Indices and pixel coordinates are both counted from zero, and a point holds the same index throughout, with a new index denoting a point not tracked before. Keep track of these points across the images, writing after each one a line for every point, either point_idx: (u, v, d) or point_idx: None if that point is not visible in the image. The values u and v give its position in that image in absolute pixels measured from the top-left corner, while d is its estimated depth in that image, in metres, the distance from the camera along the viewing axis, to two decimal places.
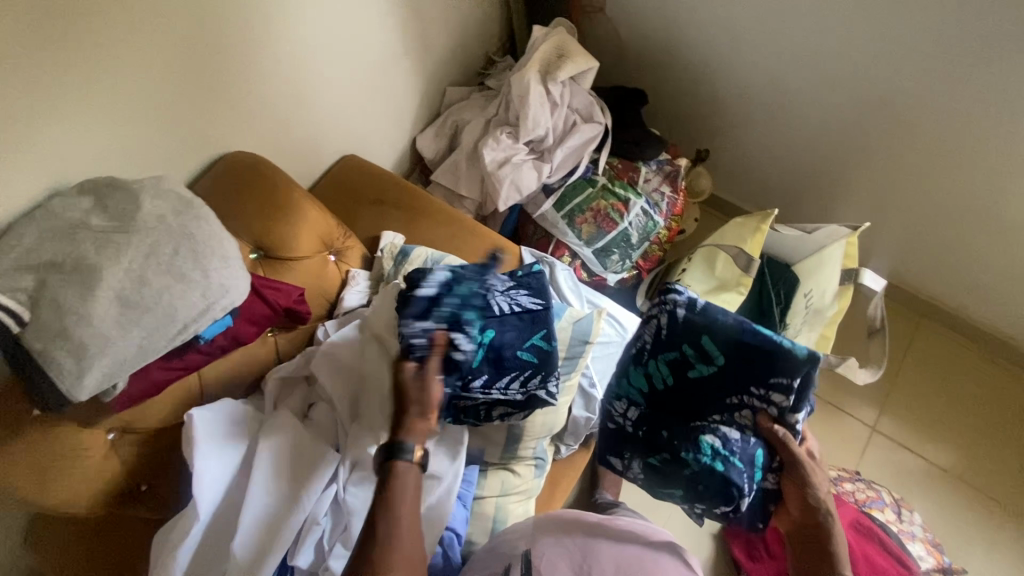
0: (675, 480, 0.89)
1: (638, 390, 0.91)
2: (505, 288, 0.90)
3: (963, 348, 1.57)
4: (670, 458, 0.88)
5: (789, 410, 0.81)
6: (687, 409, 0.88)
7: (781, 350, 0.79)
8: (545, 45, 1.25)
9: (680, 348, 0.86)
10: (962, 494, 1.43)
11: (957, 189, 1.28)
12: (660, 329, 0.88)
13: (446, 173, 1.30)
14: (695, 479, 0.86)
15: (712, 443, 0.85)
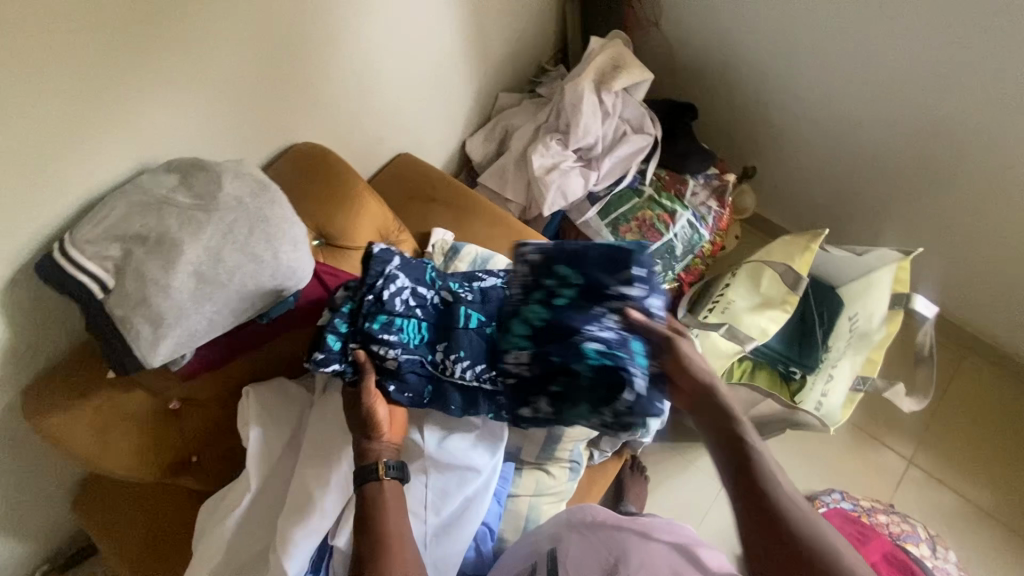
0: (575, 399, 0.79)
1: (517, 332, 0.81)
2: None
3: (1010, 386, 1.52)
4: (566, 379, 0.79)
5: (643, 298, 0.79)
6: (562, 331, 0.78)
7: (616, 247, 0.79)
8: (601, 55, 1.27)
9: (539, 281, 0.80)
10: (1003, 538, 1.38)
11: (1015, 221, 1.24)
12: (524, 269, 0.82)
13: (494, 176, 1.33)
14: (593, 386, 0.77)
15: (595, 346, 0.76)
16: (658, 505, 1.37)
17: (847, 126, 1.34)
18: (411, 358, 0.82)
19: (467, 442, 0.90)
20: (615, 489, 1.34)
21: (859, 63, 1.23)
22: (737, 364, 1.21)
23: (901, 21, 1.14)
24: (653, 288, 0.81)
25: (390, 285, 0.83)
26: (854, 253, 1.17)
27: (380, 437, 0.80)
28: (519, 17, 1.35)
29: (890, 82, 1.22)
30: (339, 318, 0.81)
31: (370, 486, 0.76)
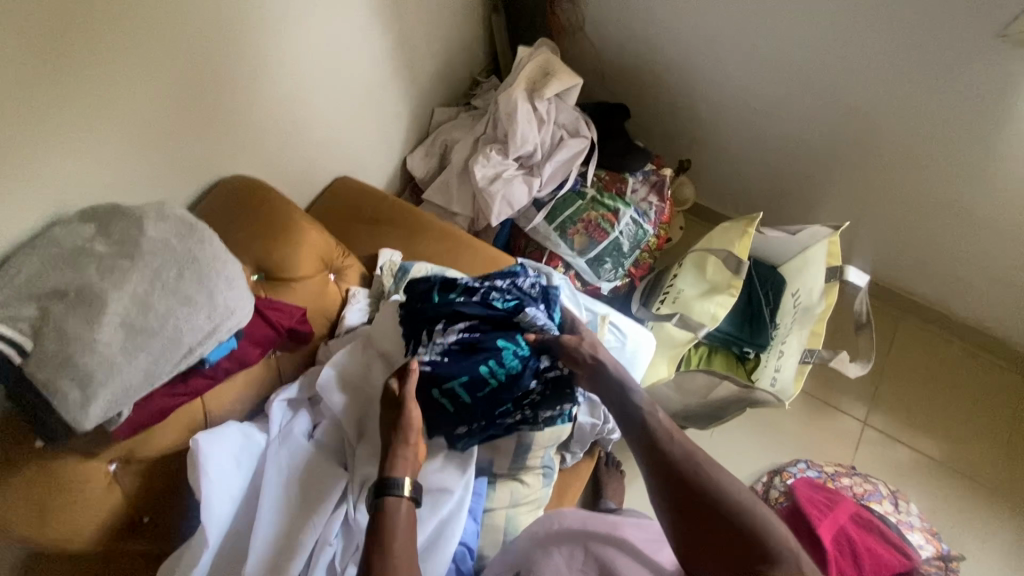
0: (498, 402, 0.88)
1: (504, 350, 0.88)
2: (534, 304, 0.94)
3: (946, 341, 1.62)
4: (487, 387, 0.87)
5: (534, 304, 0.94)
6: (476, 349, 0.88)
7: (513, 271, 0.99)
8: (530, 64, 1.29)
9: (504, 308, 0.92)
10: (958, 484, 1.47)
11: (930, 187, 1.34)
12: (493, 294, 0.93)
13: (438, 192, 1.34)
14: (502, 387, 0.87)
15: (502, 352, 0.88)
16: (637, 498, 1.38)
17: (769, 114, 1.41)
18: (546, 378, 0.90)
19: (438, 465, 0.90)
20: (593, 487, 1.35)
21: (772, 54, 1.30)
22: (694, 350, 1.24)
23: (804, 12, 1.21)
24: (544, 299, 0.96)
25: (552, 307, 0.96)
26: (789, 232, 1.23)
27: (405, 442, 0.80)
28: (446, 31, 1.35)
29: (803, 69, 1.30)
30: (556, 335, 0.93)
31: (391, 501, 0.74)
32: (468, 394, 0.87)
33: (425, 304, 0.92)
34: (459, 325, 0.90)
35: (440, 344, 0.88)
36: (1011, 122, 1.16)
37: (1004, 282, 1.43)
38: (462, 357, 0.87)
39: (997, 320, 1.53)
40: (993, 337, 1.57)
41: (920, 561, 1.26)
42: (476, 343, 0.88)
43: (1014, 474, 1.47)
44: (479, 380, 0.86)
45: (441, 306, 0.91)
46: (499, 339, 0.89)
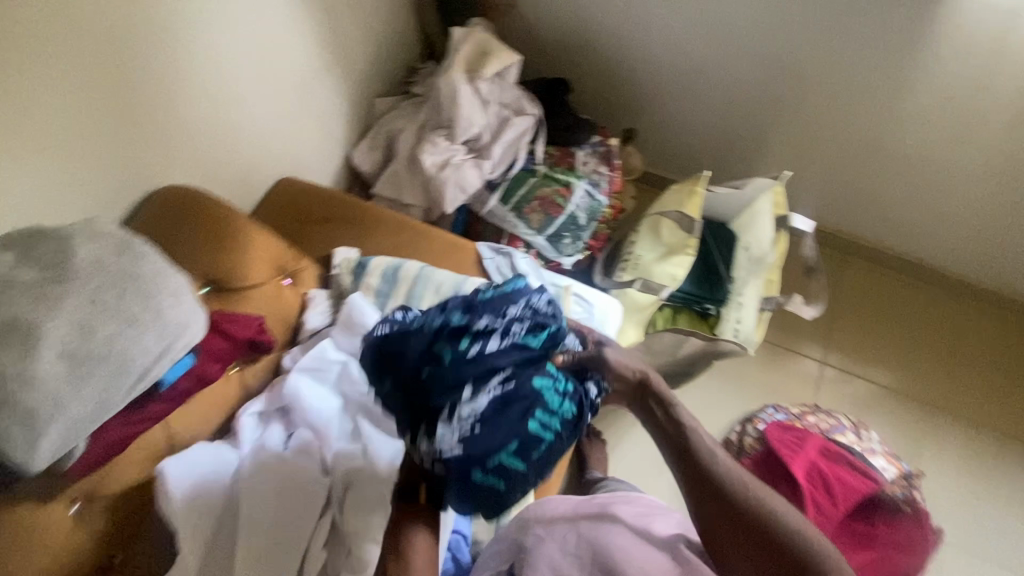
0: (555, 454, 0.75)
1: (549, 393, 0.75)
2: (550, 325, 0.81)
3: (888, 277, 1.73)
4: (541, 445, 0.73)
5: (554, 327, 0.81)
6: (518, 405, 0.73)
7: (517, 287, 0.83)
8: (466, 45, 1.25)
9: (533, 343, 0.77)
10: (905, 402, 1.60)
11: (858, 131, 1.42)
12: (514, 329, 0.77)
13: (388, 184, 1.32)
14: (558, 437, 0.74)
15: (547, 399, 0.75)
16: (621, 464, 1.42)
17: (704, 76, 1.45)
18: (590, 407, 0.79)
19: None
20: (577, 460, 1.37)
21: (701, 15, 1.34)
22: (659, 314, 1.25)
23: None
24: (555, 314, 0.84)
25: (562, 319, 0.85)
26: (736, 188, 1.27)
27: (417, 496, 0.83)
28: (376, 18, 1.31)
29: (731, 29, 1.34)
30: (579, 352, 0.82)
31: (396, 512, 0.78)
32: (524, 462, 0.72)
33: (438, 368, 0.73)
34: (491, 382, 0.74)
35: (471, 412, 0.72)
36: (919, 57, 1.25)
37: (926, 212, 1.55)
38: (501, 419, 0.72)
39: (923, 249, 1.66)
40: (926, 266, 1.69)
41: (883, 482, 1.38)
42: (515, 398, 0.74)
43: (952, 386, 1.61)
44: (531, 439, 0.73)
45: (463, 365, 0.74)
46: (537, 379, 0.75)
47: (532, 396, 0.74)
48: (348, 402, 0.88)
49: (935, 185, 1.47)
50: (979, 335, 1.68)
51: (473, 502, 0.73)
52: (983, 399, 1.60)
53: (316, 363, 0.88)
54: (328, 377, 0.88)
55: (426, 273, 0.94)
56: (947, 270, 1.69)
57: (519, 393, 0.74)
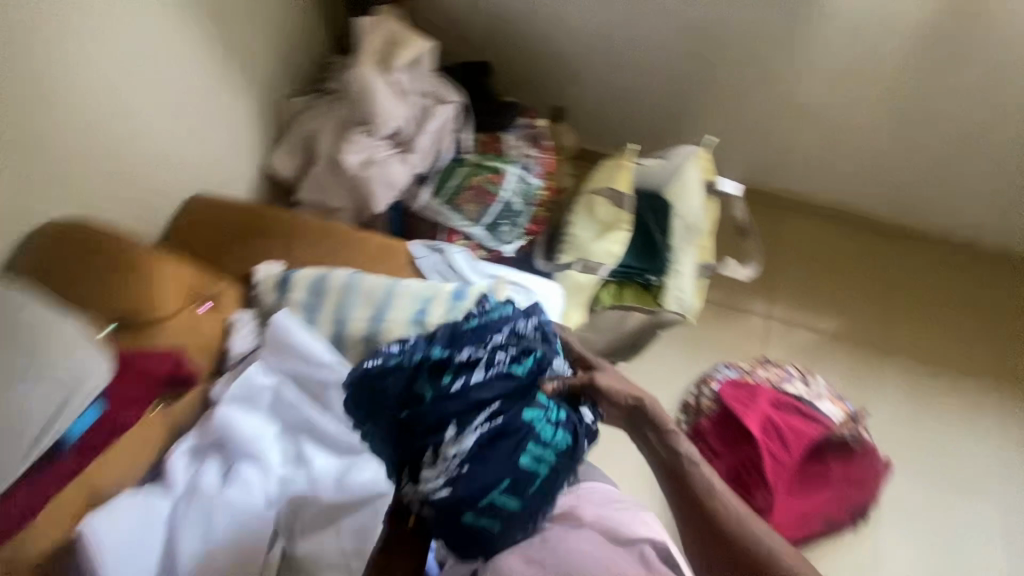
0: (549, 482, 0.78)
1: (539, 424, 0.78)
2: (541, 350, 0.83)
3: (819, 228, 1.83)
4: (530, 478, 0.76)
5: (543, 357, 0.83)
6: (506, 439, 0.77)
7: (503, 312, 0.85)
8: (374, 34, 1.20)
9: (519, 373, 0.80)
10: (834, 342, 1.73)
11: (774, 87, 1.48)
12: (499, 359, 0.80)
13: (313, 188, 1.26)
14: (552, 467, 0.78)
15: (537, 431, 0.78)
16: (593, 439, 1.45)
17: (623, 47, 1.46)
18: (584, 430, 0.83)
19: (371, 468, 0.81)
20: None
21: None
22: (605, 290, 1.24)
23: None
24: (546, 340, 0.86)
25: (553, 342, 0.87)
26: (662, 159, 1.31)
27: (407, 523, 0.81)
28: (278, 13, 1.24)
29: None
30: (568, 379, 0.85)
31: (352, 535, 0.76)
32: (515, 498, 0.75)
33: (419, 408, 0.77)
34: (477, 419, 0.77)
35: (456, 452, 0.76)
36: (813, 5, 1.32)
37: (839, 160, 1.65)
38: (490, 455, 0.76)
39: (839, 197, 1.76)
40: (849, 213, 1.81)
41: (831, 425, 1.44)
42: (502, 433, 0.77)
43: (870, 321, 1.76)
44: (521, 475, 0.76)
45: (446, 402, 0.76)
46: (525, 411, 0.78)
47: (522, 430, 0.77)
48: (288, 426, 0.83)
49: (844, 134, 1.57)
50: (891, 273, 1.83)
51: (465, 543, 0.75)
52: (896, 328, 1.77)
53: (246, 390, 0.83)
54: (262, 402, 0.83)
55: (354, 280, 0.89)
56: (861, 215, 1.81)
57: (507, 426, 0.77)
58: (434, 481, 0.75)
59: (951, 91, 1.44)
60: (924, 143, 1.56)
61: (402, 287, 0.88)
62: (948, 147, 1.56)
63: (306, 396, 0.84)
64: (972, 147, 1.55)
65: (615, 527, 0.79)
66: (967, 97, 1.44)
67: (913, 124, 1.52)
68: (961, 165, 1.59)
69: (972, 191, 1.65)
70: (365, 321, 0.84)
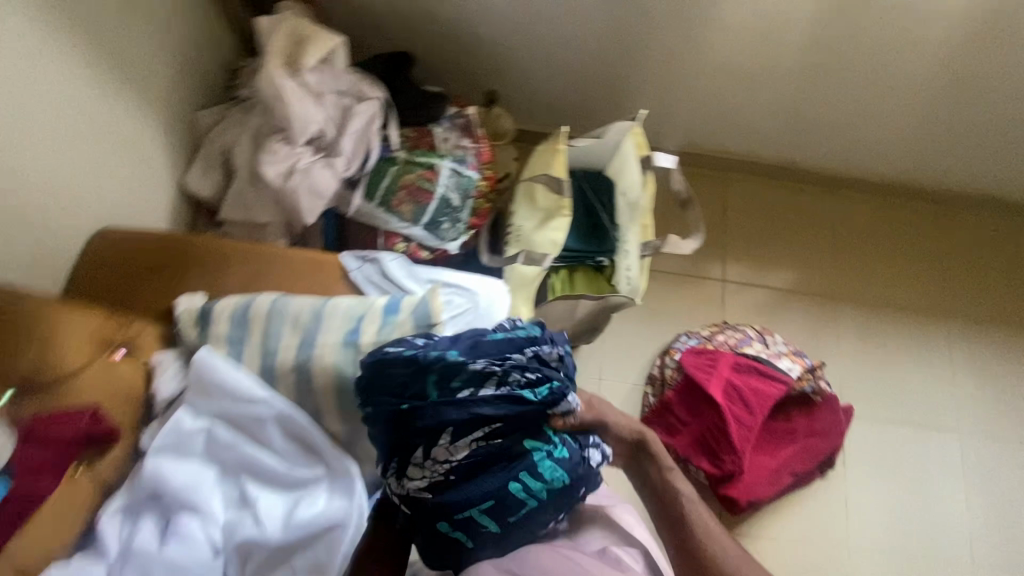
0: (530, 510, 0.79)
1: (535, 453, 0.79)
2: (561, 389, 0.80)
3: (767, 187, 1.86)
4: (514, 503, 0.78)
5: (560, 395, 0.80)
6: (499, 463, 0.78)
7: (530, 335, 0.82)
8: (275, 35, 1.10)
9: (530, 398, 0.78)
10: (786, 299, 1.77)
11: (708, 51, 1.48)
12: (513, 378, 0.78)
13: (235, 206, 1.18)
14: (538, 501, 0.79)
15: (533, 468, 0.78)
16: None
17: (552, 25, 1.41)
18: (586, 473, 0.83)
19: (321, 499, 0.77)
20: None
21: None
22: (556, 279, 1.24)
23: None
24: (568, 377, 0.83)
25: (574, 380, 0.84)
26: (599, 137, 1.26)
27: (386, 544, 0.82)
28: (176, 19, 1.13)
29: None
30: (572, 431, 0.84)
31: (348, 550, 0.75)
32: (494, 520, 0.78)
33: (420, 407, 0.75)
34: (474, 434, 0.76)
35: (448, 460, 0.76)
36: None
37: (775, 119, 1.66)
38: (482, 472, 0.78)
39: (781, 154, 1.78)
40: (794, 170, 1.83)
41: (791, 382, 1.47)
42: (498, 454, 0.78)
43: (817, 274, 1.81)
44: (506, 499, 0.77)
45: (448, 410, 0.75)
46: (525, 442, 0.79)
47: (516, 460, 0.78)
48: (227, 468, 0.78)
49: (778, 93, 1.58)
50: (836, 224, 1.87)
51: (435, 550, 0.79)
52: (843, 278, 1.82)
53: (176, 438, 0.77)
54: (195, 448, 0.77)
55: (279, 307, 0.84)
56: (805, 169, 1.82)
57: (504, 448, 0.78)
58: (418, 482, 0.77)
59: (880, 41, 1.45)
60: (854, 95, 1.59)
61: (330, 309, 0.83)
62: (878, 97, 1.59)
63: (242, 435, 0.78)
64: (901, 95, 1.58)
65: (620, 525, 0.88)
66: (891, 46, 1.46)
67: (842, 77, 1.54)
68: (894, 112, 1.63)
69: (906, 137, 1.70)
70: (293, 352, 0.79)
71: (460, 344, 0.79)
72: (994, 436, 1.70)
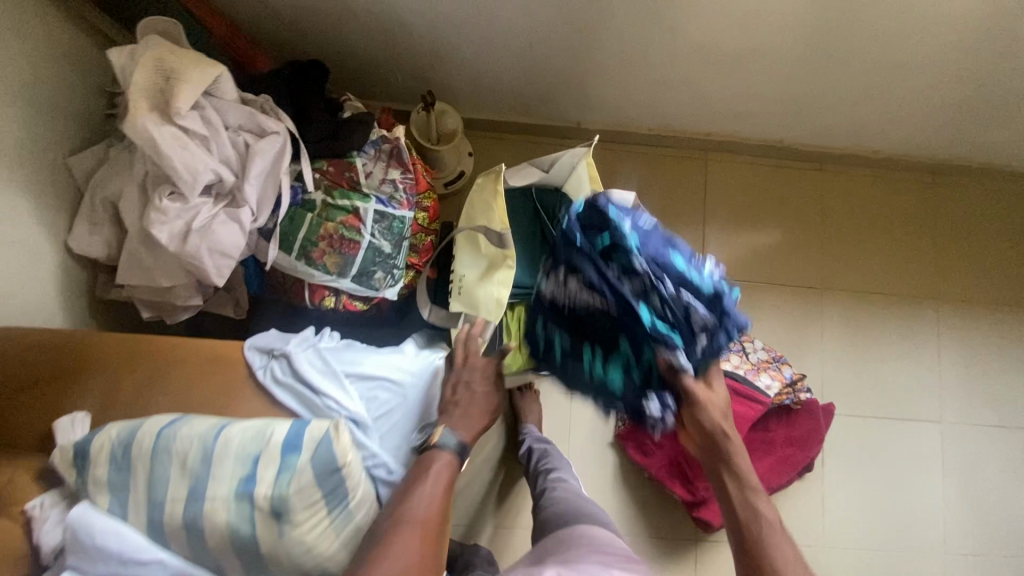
0: (583, 373, 0.88)
1: (623, 354, 0.84)
2: (670, 342, 0.78)
3: (749, 164, 1.71)
4: (578, 356, 0.89)
5: (666, 345, 0.78)
6: (597, 327, 0.86)
7: (704, 289, 0.80)
8: (137, 71, 0.88)
9: (646, 322, 0.79)
10: (765, 289, 1.68)
11: (683, 36, 1.25)
12: (657, 300, 0.79)
13: (131, 269, 1.02)
14: (594, 375, 0.87)
15: (606, 351, 0.86)
16: (552, 422, 1.52)
17: (495, 13, 1.18)
18: (632, 404, 0.84)
19: None
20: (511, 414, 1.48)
21: None
22: (510, 316, 1.08)
23: None
24: (692, 347, 0.79)
25: (698, 354, 0.79)
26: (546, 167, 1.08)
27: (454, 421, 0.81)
28: (19, 52, 0.91)
29: None
30: (658, 380, 0.81)
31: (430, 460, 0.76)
32: (563, 355, 0.90)
33: (583, 247, 0.86)
34: (595, 295, 0.84)
35: (568, 291, 0.88)
36: None
37: (759, 99, 1.47)
38: (585, 319, 0.87)
39: (766, 131, 1.61)
40: (781, 145, 1.68)
41: (770, 401, 1.38)
42: (604, 321, 0.85)
43: (800, 260, 1.69)
44: (580, 348, 0.88)
45: (590, 264, 0.84)
46: (623, 336, 0.83)
47: (608, 338, 0.85)
48: None
49: (761, 74, 1.37)
50: (823, 202, 1.72)
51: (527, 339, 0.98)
52: (829, 263, 1.70)
53: None
54: None
55: (163, 445, 0.71)
56: (792, 145, 1.67)
57: (612, 322, 0.84)
58: (548, 290, 0.92)
59: (895, 25, 1.21)
60: (851, 74, 1.36)
61: (221, 449, 0.70)
62: (883, 77, 1.36)
63: None
64: (907, 73, 1.35)
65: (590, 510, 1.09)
66: (900, 25, 1.21)
67: (837, 58, 1.31)
68: (900, 92, 1.42)
69: (912, 113, 1.50)
70: (182, 507, 0.68)
71: (655, 246, 0.83)
72: (976, 424, 1.66)
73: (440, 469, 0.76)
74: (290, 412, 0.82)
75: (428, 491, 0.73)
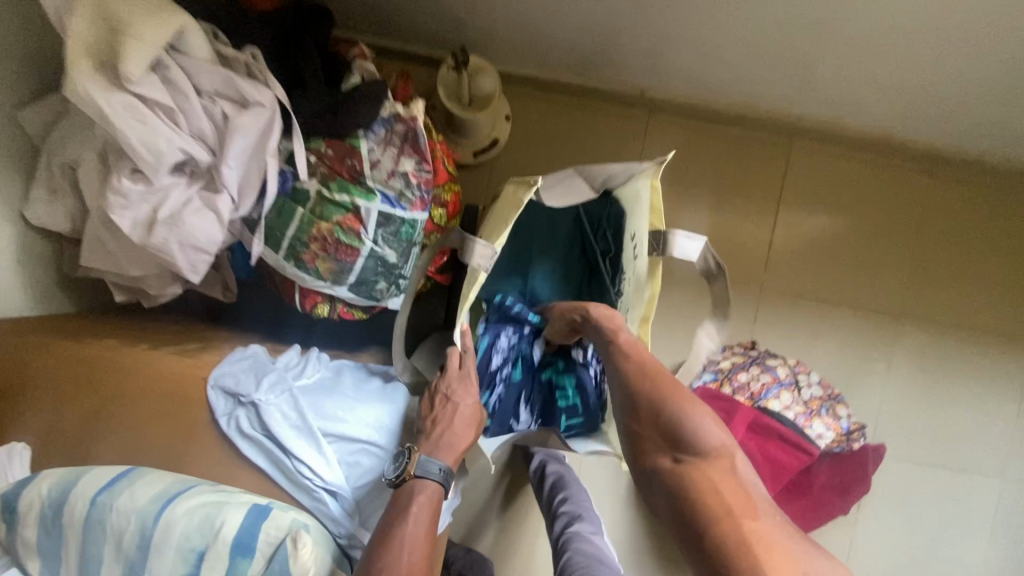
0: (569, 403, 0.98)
1: (558, 381, 0.99)
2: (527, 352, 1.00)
3: (842, 159, 1.42)
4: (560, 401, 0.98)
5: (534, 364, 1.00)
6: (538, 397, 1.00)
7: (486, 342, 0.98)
8: (76, 21, 0.67)
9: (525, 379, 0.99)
10: (833, 308, 1.44)
11: (798, 9, 0.96)
12: (509, 373, 0.98)
13: (96, 252, 0.87)
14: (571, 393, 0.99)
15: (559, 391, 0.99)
16: None
17: None
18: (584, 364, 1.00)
19: None
20: None
21: None
22: None
23: None
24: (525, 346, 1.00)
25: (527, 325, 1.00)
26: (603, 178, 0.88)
27: (430, 434, 0.75)
28: None
29: None
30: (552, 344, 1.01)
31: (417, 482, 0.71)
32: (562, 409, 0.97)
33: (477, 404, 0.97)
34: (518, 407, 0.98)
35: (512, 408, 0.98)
36: None
37: (876, 89, 1.17)
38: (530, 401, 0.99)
39: (875, 122, 1.31)
40: (887, 139, 1.37)
41: (817, 451, 1.22)
42: (531, 387, 1.00)
43: (883, 280, 1.44)
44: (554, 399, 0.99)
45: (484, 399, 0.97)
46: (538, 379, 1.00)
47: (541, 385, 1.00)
48: None
49: (895, 60, 1.05)
50: (924, 213, 1.43)
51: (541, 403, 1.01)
52: (915, 289, 1.44)
53: None
54: None
55: (98, 517, 0.59)
56: (901, 141, 1.37)
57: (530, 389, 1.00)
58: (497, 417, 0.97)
59: None
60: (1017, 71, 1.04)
61: (162, 536, 0.58)
62: None
63: None
64: None
65: None
66: None
67: (1006, 50, 0.99)
68: None
69: None
70: None
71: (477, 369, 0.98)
72: None
73: (425, 502, 0.70)
74: (257, 469, 0.71)
75: (413, 528, 0.67)
